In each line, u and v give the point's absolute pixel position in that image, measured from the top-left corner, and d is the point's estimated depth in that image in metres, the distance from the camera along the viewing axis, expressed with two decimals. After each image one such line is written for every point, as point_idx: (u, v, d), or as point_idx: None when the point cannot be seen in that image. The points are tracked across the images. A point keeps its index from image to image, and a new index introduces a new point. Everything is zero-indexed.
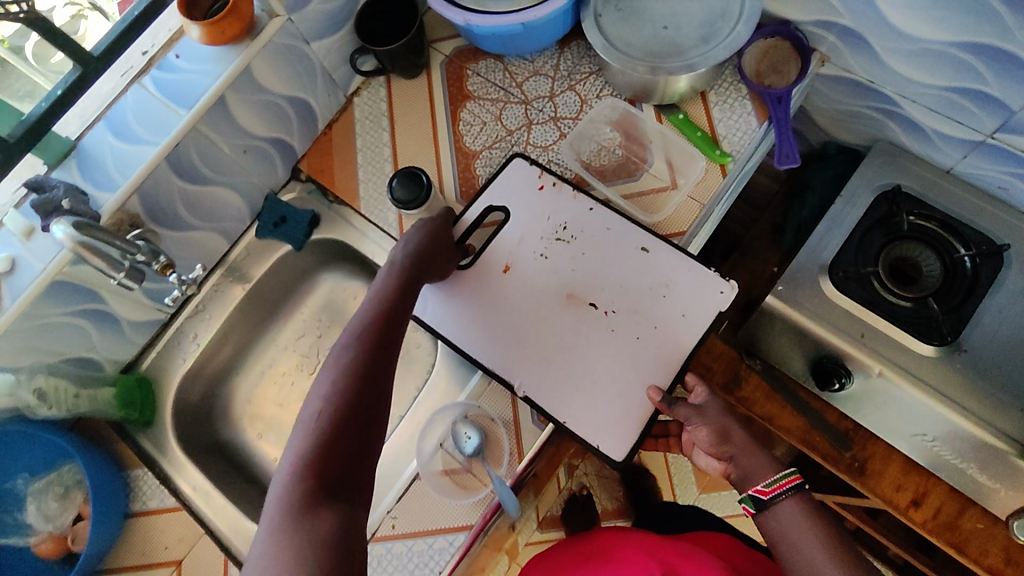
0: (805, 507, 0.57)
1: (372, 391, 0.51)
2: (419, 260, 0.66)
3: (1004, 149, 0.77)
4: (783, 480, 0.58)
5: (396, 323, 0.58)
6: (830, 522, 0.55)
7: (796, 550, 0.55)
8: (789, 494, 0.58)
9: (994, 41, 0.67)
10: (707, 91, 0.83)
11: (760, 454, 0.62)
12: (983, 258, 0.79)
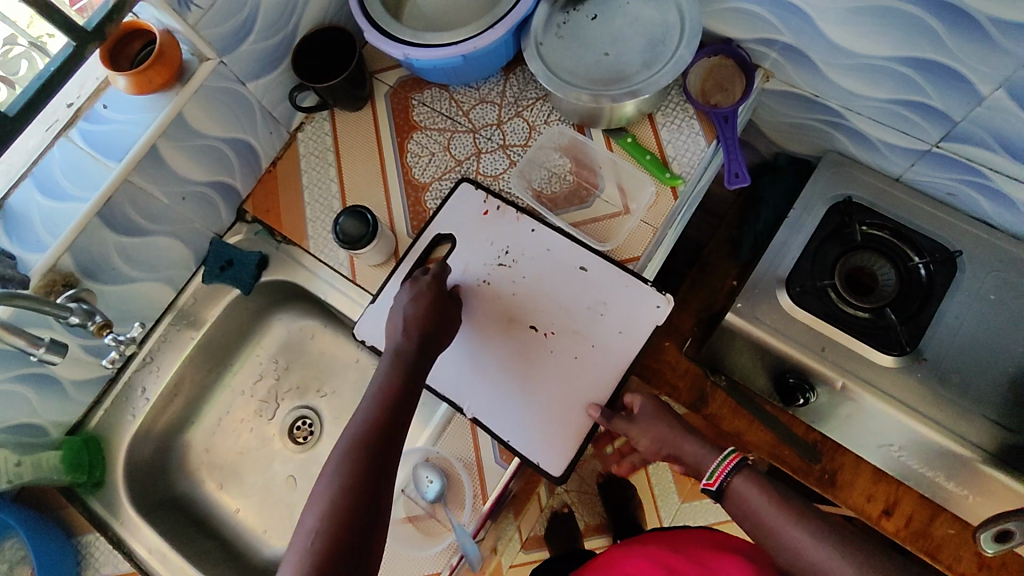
0: (749, 479, 0.63)
1: (366, 509, 0.51)
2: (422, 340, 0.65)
3: (949, 157, 0.77)
4: (722, 462, 0.65)
5: (397, 423, 0.58)
6: (775, 486, 0.62)
7: (757, 521, 0.61)
8: (734, 473, 0.64)
9: (933, 54, 0.67)
10: (654, 113, 0.82)
11: (704, 445, 0.68)
12: (937, 266, 0.79)
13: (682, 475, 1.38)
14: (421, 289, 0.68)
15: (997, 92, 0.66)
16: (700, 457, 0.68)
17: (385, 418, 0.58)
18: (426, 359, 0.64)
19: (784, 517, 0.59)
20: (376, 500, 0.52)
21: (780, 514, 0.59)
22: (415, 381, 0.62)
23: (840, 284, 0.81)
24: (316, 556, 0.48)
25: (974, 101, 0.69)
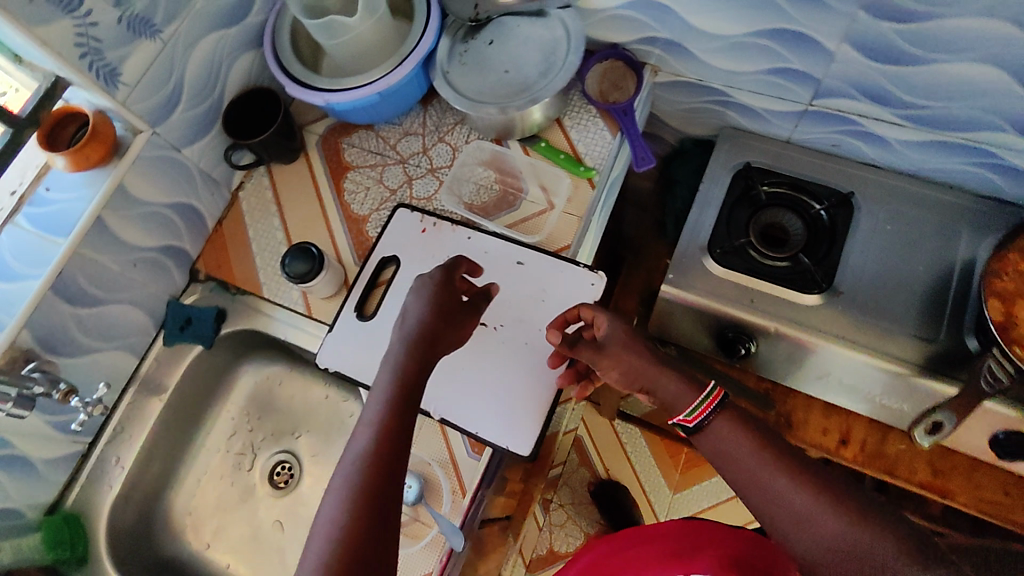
0: (733, 420, 0.63)
1: (379, 520, 0.54)
2: (426, 338, 0.66)
3: (824, 112, 0.88)
4: (704, 401, 0.64)
5: (405, 428, 0.60)
6: (756, 430, 0.62)
7: (735, 460, 0.61)
8: (714, 415, 0.64)
9: (784, 24, 0.77)
10: (561, 118, 0.91)
11: (681, 384, 0.67)
12: (835, 207, 0.89)
13: (668, 465, 1.45)
14: (429, 285, 0.69)
15: (842, 47, 0.76)
16: (674, 397, 0.67)
17: (397, 417, 0.59)
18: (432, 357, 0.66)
19: (766, 464, 0.59)
20: (389, 511, 0.54)
21: (762, 456, 0.60)
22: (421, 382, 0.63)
23: (755, 239, 0.89)
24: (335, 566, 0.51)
25: (827, 58, 0.79)
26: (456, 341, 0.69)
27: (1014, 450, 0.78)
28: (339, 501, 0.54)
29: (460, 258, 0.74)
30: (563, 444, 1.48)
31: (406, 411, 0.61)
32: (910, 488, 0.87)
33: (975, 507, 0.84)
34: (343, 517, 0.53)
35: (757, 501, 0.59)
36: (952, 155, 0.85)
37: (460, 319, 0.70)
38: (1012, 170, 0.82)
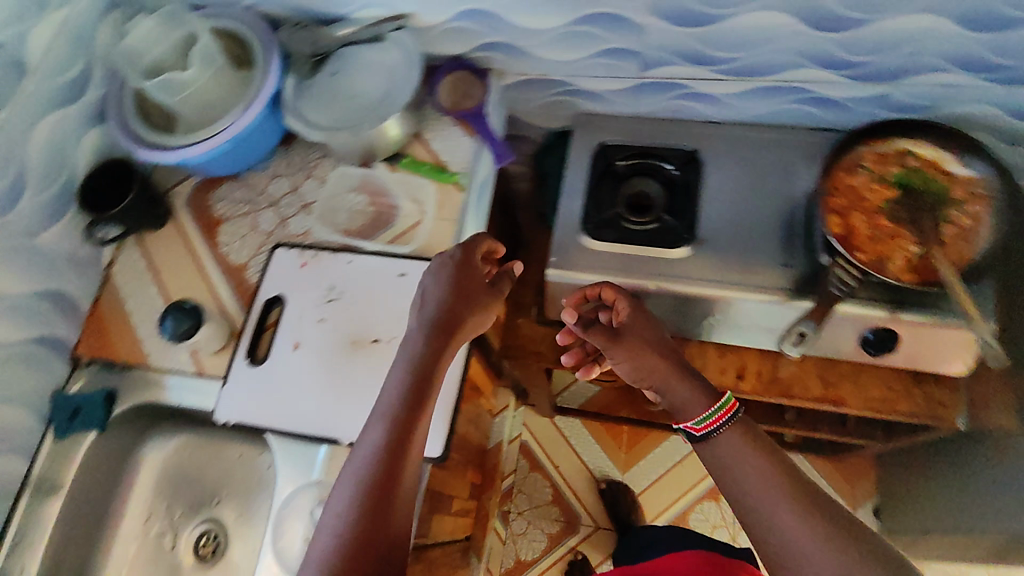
0: (741, 435, 0.71)
1: (386, 494, 0.61)
2: (444, 320, 0.72)
3: (657, 81, 0.95)
4: (722, 412, 0.73)
5: (420, 410, 0.66)
6: (765, 446, 0.70)
7: (732, 470, 0.69)
8: (724, 428, 0.72)
9: (595, 8, 0.84)
10: (420, 132, 0.94)
11: (698, 394, 0.76)
12: (686, 165, 0.97)
13: (613, 449, 1.54)
14: (449, 267, 0.75)
15: (650, 19, 0.84)
16: (689, 406, 0.76)
17: (414, 401, 0.66)
18: (449, 338, 0.71)
19: (763, 480, 0.67)
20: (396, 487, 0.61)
21: (760, 469, 0.68)
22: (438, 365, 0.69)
23: (623, 209, 0.97)
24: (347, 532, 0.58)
25: (642, 32, 0.86)
26: (475, 321, 0.75)
27: (881, 346, 0.86)
28: (349, 492, 0.61)
29: (482, 237, 0.79)
30: (511, 453, 1.55)
31: (420, 392, 0.67)
32: (806, 403, 0.94)
33: (863, 407, 0.92)
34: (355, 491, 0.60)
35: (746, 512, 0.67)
36: (773, 98, 0.94)
37: (481, 301, 0.75)
38: (823, 98, 0.93)
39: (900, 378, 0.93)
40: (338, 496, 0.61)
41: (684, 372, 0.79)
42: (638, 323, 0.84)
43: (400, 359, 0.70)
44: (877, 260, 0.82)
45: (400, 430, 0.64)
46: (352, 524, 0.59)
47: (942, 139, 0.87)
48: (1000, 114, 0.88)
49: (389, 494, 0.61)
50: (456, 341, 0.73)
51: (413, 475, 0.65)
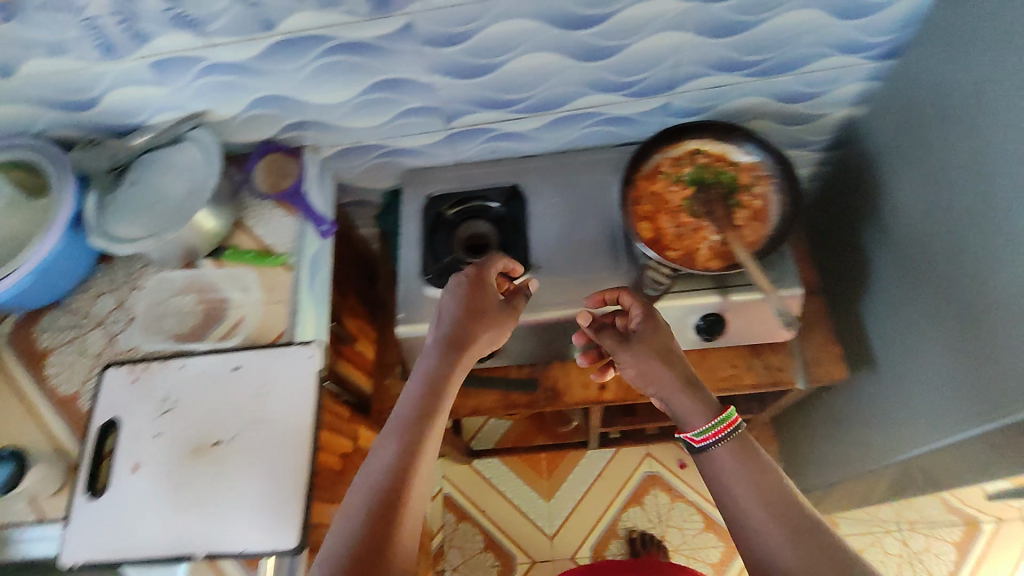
0: (735, 456, 0.68)
1: (392, 507, 0.65)
2: (454, 341, 0.78)
3: (465, 129, 0.99)
4: (723, 425, 0.70)
5: (432, 423, 0.72)
6: (764, 468, 0.67)
7: (743, 508, 0.66)
8: (719, 443, 0.70)
9: (379, 76, 0.87)
10: (241, 220, 0.95)
11: (699, 403, 0.73)
12: (510, 201, 1.02)
13: (534, 477, 1.57)
14: (465, 283, 0.82)
15: (434, 76, 0.88)
16: (689, 415, 0.73)
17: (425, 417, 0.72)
18: (462, 353, 0.78)
19: (756, 506, 0.65)
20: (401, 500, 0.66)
21: (779, 515, 0.64)
22: (448, 384, 0.76)
23: (460, 254, 0.98)
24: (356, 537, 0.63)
25: (432, 89, 0.90)
26: (484, 341, 0.81)
27: (710, 331, 0.92)
28: (361, 506, 0.65)
29: (494, 258, 0.86)
30: (434, 509, 1.56)
31: (429, 410, 0.73)
32: None
33: (715, 389, 0.97)
34: (366, 499, 0.65)
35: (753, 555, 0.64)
36: (575, 125, 1.00)
37: (490, 318, 0.82)
38: (618, 117, 0.99)
39: (739, 353, 0.98)
40: (351, 498, 0.66)
41: (692, 384, 0.75)
42: (644, 335, 0.79)
43: (418, 372, 0.77)
44: (686, 256, 0.90)
45: (411, 441, 0.69)
46: (359, 529, 0.63)
47: (721, 134, 0.95)
48: (767, 100, 0.98)
49: (398, 500, 0.66)
50: (465, 360, 0.79)
51: (421, 489, 0.70)
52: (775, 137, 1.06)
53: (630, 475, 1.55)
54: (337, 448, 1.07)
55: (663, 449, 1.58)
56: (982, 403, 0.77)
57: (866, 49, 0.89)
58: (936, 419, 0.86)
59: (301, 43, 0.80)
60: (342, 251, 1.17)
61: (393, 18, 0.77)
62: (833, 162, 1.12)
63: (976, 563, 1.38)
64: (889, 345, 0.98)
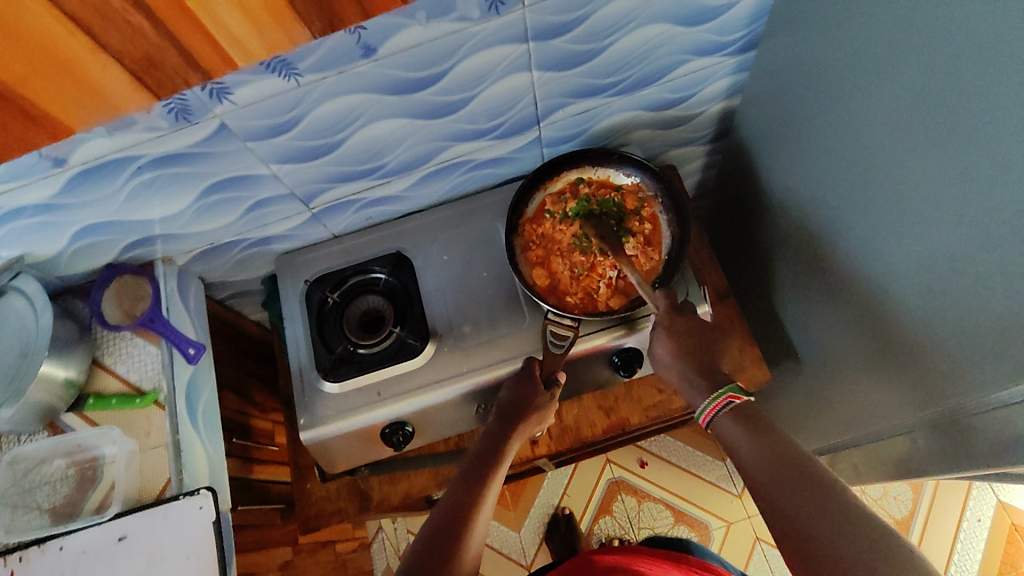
0: (733, 416, 0.71)
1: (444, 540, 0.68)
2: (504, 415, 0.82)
3: (329, 206, 0.91)
4: (714, 403, 0.74)
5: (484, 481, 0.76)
6: (759, 421, 0.69)
7: (746, 456, 0.66)
8: (722, 411, 0.73)
9: (210, 179, 0.78)
10: (99, 359, 0.85)
11: (697, 388, 0.78)
12: (395, 269, 0.94)
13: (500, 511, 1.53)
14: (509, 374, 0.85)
15: (273, 166, 0.79)
16: (693, 398, 0.79)
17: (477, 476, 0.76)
18: (512, 427, 0.81)
19: (753, 446, 0.67)
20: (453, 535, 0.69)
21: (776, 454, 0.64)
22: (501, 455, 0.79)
23: (352, 340, 0.89)
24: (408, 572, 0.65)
25: (276, 178, 0.81)
26: (536, 422, 0.82)
27: (629, 367, 0.87)
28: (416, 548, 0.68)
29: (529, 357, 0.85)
30: None
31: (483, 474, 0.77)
32: (598, 438, 0.94)
33: (646, 419, 0.94)
34: (421, 539, 0.69)
35: (764, 503, 0.62)
36: (446, 177, 0.93)
37: (539, 401, 0.82)
38: (490, 160, 0.93)
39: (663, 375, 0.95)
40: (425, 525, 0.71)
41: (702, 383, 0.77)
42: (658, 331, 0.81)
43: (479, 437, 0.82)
44: (586, 298, 0.85)
45: (471, 498, 0.73)
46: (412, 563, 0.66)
47: (597, 160, 0.91)
48: (638, 113, 0.93)
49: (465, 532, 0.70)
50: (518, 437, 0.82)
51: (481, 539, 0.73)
52: (657, 143, 1.02)
53: (594, 484, 1.53)
54: (272, 563, 1.00)
55: (622, 453, 1.57)
56: (903, 396, 0.74)
57: (724, 48, 0.84)
58: (869, 413, 0.83)
59: (105, 169, 0.70)
60: (233, 351, 1.07)
61: (203, 122, 0.68)
62: (722, 151, 1.09)
63: (931, 495, 1.43)
64: (801, 335, 0.97)
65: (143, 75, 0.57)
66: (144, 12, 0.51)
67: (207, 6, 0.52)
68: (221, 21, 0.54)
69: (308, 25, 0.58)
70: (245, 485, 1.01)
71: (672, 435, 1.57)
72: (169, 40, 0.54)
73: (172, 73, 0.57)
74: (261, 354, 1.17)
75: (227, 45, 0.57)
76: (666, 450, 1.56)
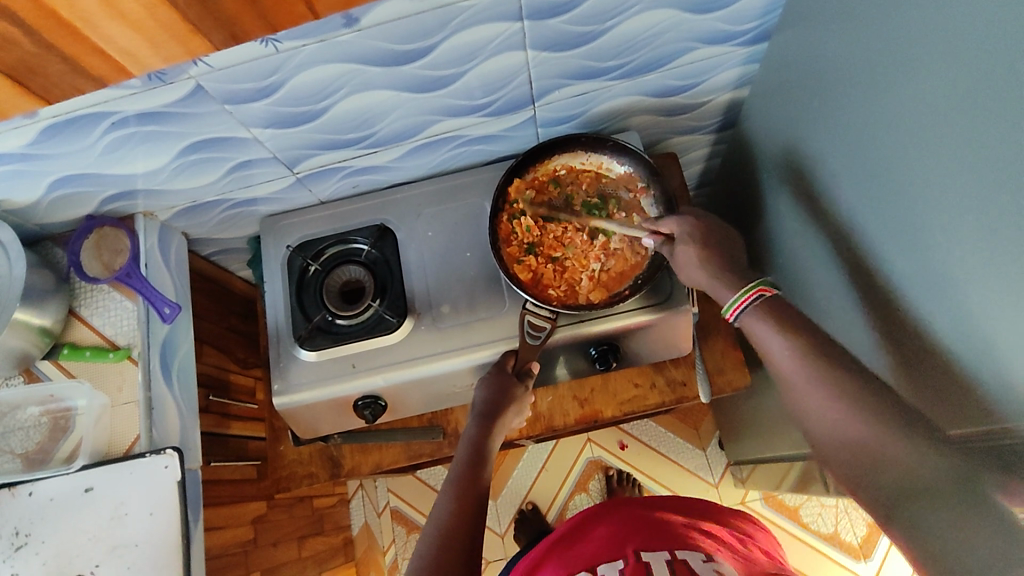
0: (770, 321, 0.67)
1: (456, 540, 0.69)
2: (488, 411, 0.80)
3: (314, 172, 0.89)
4: (744, 295, 0.69)
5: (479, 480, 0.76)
6: (801, 327, 0.65)
7: (819, 404, 0.61)
8: (753, 305, 0.68)
9: (190, 138, 0.76)
10: (77, 310, 0.85)
11: (723, 282, 0.72)
12: (378, 240, 0.91)
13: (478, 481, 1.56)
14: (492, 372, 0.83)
15: (254, 130, 0.77)
16: (718, 292, 0.73)
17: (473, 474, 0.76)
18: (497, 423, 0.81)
19: (797, 363, 0.63)
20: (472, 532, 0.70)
21: (848, 396, 0.59)
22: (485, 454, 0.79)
23: (330, 310, 0.87)
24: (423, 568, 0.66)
25: (259, 142, 0.79)
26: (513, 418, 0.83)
27: (605, 361, 0.84)
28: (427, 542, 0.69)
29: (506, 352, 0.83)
30: (383, 524, 1.57)
31: (477, 472, 0.77)
32: (570, 426, 0.94)
33: (619, 413, 0.94)
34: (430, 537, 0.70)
35: (846, 463, 0.58)
36: (435, 150, 0.90)
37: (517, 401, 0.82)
38: (481, 137, 0.89)
39: (642, 371, 0.94)
40: (433, 529, 0.71)
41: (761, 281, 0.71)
42: (684, 237, 0.77)
43: (462, 440, 0.81)
44: (568, 288, 0.84)
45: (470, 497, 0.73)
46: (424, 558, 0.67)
47: (590, 146, 0.88)
48: (639, 99, 0.89)
49: (471, 546, 0.69)
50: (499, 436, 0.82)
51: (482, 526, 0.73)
52: (660, 130, 0.98)
53: (573, 462, 1.55)
54: (244, 518, 1.02)
55: (604, 433, 1.58)
56: None
57: (734, 37, 0.79)
58: None
59: (79, 122, 0.69)
60: (216, 307, 1.07)
61: (177, 83, 0.66)
62: (728, 142, 1.05)
63: None
64: None
65: (24, 80, 0.55)
66: (17, 25, 0.49)
67: (88, 22, 0.50)
68: (104, 35, 0.52)
69: (208, 37, 0.55)
70: (220, 441, 1.02)
71: (654, 420, 1.57)
72: (47, 49, 0.52)
73: (56, 79, 0.56)
74: (246, 311, 1.17)
75: (116, 56, 0.55)
76: (647, 434, 1.57)
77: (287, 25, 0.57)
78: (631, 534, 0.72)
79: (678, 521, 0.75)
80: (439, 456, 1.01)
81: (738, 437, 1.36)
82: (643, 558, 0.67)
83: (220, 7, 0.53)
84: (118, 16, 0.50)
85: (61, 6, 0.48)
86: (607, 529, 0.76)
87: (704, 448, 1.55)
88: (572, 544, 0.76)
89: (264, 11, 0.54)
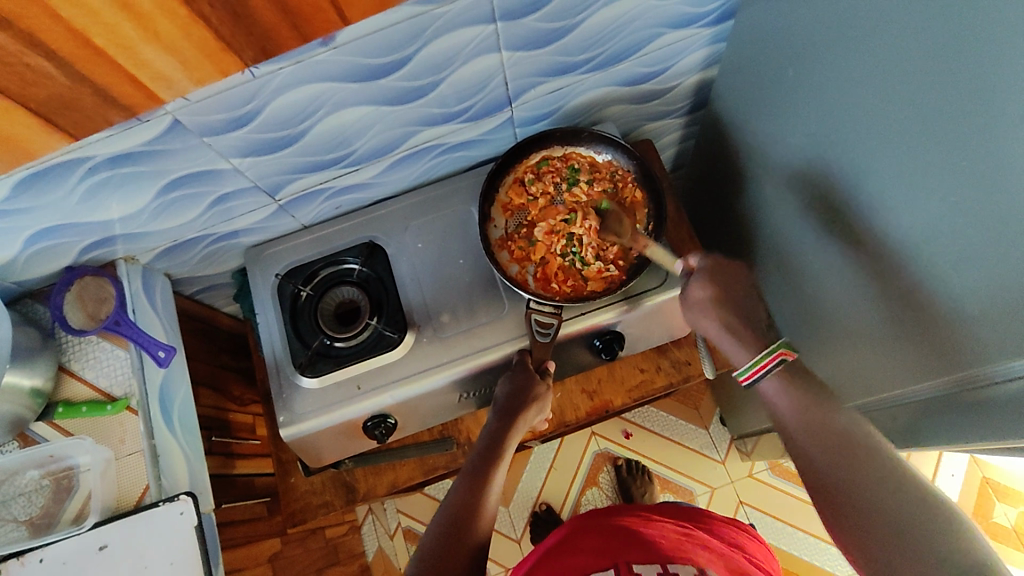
0: (779, 379, 0.67)
1: (465, 528, 0.69)
2: (508, 408, 0.80)
3: (296, 197, 0.88)
4: (768, 358, 0.68)
5: (496, 474, 0.76)
6: (804, 385, 0.65)
7: (787, 430, 0.64)
8: (771, 371, 0.67)
9: (170, 176, 0.74)
10: (67, 366, 0.83)
11: (740, 342, 0.72)
12: (369, 258, 0.90)
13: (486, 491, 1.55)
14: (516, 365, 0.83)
15: (234, 160, 0.75)
16: (737, 354, 0.72)
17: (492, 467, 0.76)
18: (518, 420, 0.80)
19: (795, 413, 0.64)
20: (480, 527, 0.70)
21: (803, 422, 0.63)
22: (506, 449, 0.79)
23: (328, 334, 0.86)
24: (429, 553, 0.67)
25: (239, 172, 0.78)
26: (537, 413, 0.83)
27: (611, 350, 0.85)
28: (436, 529, 0.70)
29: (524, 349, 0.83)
30: (397, 546, 1.55)
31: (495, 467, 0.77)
32: (581, 421, 0.95)
33: (627, 401, 0.95)
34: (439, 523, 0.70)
35: (802, 466, 0.62)
36: (417, 161, 0.90)
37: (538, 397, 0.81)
38: (461, 143, 0.89)
39: (645, 355, 0.96)
40: (439, 516, 0.71)
41: (704, 298, 0.75)
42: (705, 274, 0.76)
43: (481, 436, 0.81)
44: (567, 280, 0.85)
45: (481, 488, 0.73)
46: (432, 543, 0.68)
47: (566, 140, 0.90)
48: (611, 89, 0.90)
49: (477, 541, 0.69)
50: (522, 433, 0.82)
51: (492, 520, 0.73)
52: (634, 117, 0.99)
53: (581, 457, 1.56)
54: (260, 557, 1.00)
55: (607, 425, 1.59)
56: (889, 370, 0.72)
57: (699, 19, 0.81)
58: (847, 384, 0.82)
59: (52, 171, 0.67)
60: (207, 345, 1.05)
61: (153, 120, 0.64)
62: (700, 123, 1.07)
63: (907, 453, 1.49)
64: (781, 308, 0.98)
65: (53, 115, 0.58)
66: (54, 57, 0.52)
67: (125, 47, 0.54)
68: (144, 61, 0.56)
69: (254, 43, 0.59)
70: (228, 481, 1.00)
71: (654, 405, 1.59)
72: (82, 82, 0.56)
73: (90, 112, 0.59)
74: (237, 346, 1.15)
75: (147, 81, 0.58)
76: (649, 421, 1.58)
77: (319, 33, 0.60)
78: (626, 544, 0.71)
79: (667, 530, 0.75)
80: (454, 468, 1.00)
81: (738, 411, 1.38)
82: (634, 569, 0.67)
83: (254, 23, 0.56)
84: (156, 37, 0.54)
85: (100, 33, 0.52)
86: (595, 537, 0.74)
87: (707, 426, 1.57)
88: (559, 555, 0.74)
89: (295, 22, 0.58)
